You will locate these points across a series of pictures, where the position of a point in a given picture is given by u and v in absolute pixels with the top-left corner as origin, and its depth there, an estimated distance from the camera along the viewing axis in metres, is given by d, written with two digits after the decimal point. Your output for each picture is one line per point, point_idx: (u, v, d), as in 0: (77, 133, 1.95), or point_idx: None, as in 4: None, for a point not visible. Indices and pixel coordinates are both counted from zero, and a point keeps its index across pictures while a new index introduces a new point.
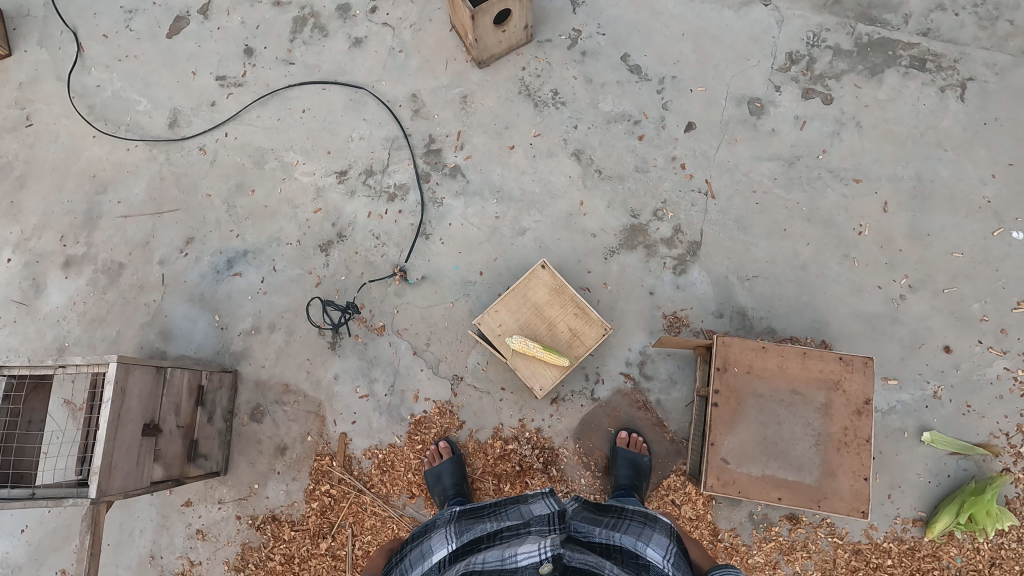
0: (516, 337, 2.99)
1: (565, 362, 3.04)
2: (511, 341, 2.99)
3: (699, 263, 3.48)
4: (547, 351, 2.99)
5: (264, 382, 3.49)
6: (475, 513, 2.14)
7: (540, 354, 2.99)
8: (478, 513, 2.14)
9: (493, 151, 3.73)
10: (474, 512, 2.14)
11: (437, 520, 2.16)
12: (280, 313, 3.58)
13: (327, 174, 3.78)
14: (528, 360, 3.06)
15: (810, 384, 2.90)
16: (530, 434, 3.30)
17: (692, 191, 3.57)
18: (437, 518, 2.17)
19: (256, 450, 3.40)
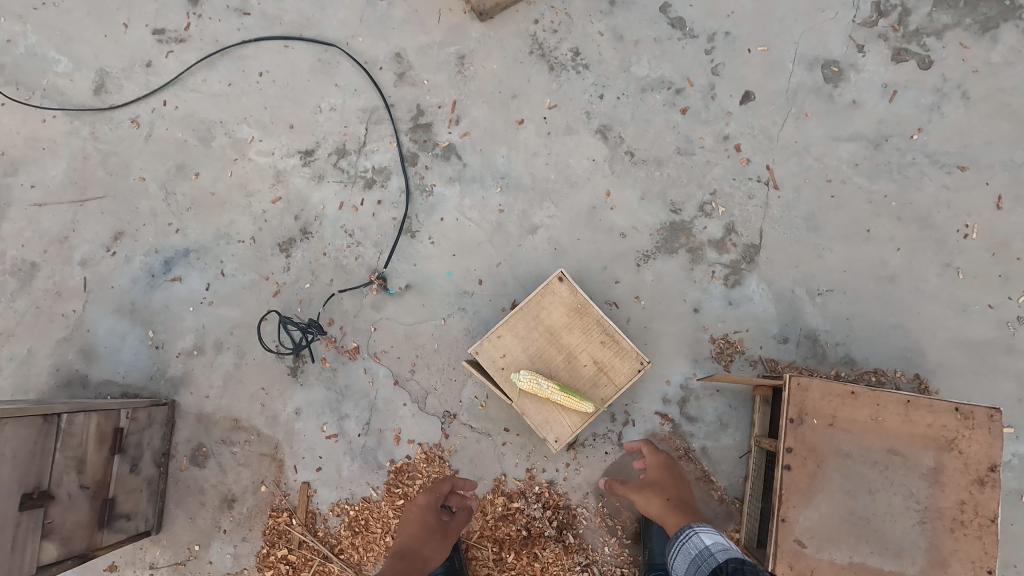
0: (524, 372, 2.29)
1: (588, 407, 2.32)
2: (518, 378, 2.29)
3: (757, 273, 2.73)
4: (564, 391, 2.28)
5: (208, 416, 2.80)
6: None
7: (556, 397, 2.28)
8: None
9: (496, 127, 2.96)
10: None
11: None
12: (228, 329, 2.86)
13: (289, 153, 3.03)
14: (540, 402, 2.36)
15: (914, 443, 2.19)
16: (540, 490, 2.61)
17: (749, 180, 2.81)
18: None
19: (197, 502, 2.73)
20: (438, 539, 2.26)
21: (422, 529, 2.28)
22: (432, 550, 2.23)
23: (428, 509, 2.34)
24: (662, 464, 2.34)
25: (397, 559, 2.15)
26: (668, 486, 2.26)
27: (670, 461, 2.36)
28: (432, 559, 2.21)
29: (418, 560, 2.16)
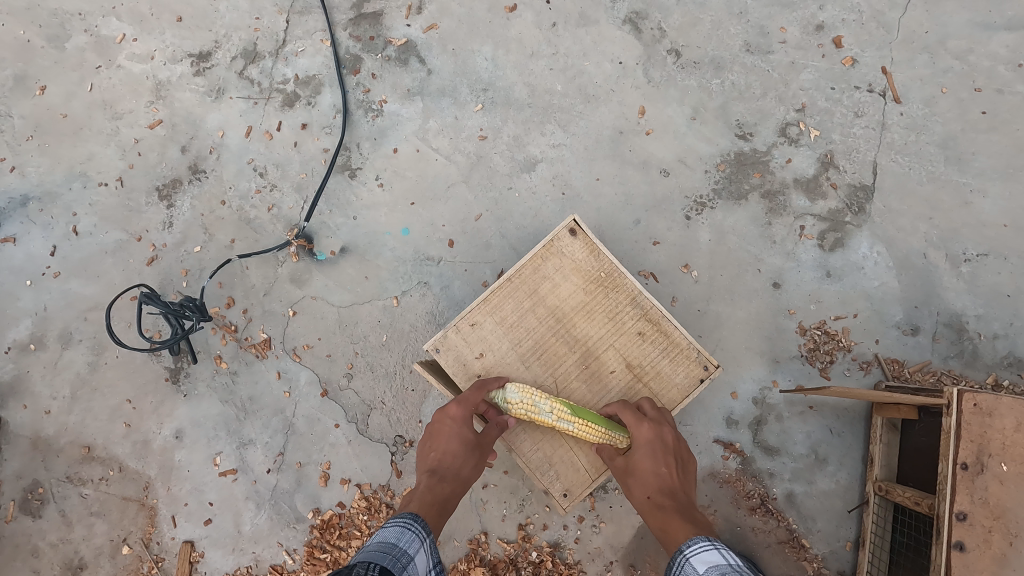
0: (511, 388, 1.37)
1: (618, 438, 1.39)
2: (503, 397, 1.38)
3: (869, 229, 1.80)
4: (577, 415, 1.35)
5: (48, 441, 1.89)
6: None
7: (572, 427, 1.35)
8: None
9: (477, 16, 2.00)
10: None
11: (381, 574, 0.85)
12: (82, 313, 1.95)
13: (176, 58, 2.08)
14: (539, 431, 1.45)
15: None
16: (539, 558, 1.71)
17: (856, 91, 1.87)
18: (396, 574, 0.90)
19: (29, 569, 1.83)
20: (480, 457, 1.37)
21: (457, 446, 1.36)
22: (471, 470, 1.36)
23: (466, 421, 1.37)
24: (649, 439, 1.30)
25: (430, 484, 1.28)
26: (659, 479, 1.25)
27: (657, 430, 1.31)
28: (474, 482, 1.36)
29: (458, 486, 1.31)
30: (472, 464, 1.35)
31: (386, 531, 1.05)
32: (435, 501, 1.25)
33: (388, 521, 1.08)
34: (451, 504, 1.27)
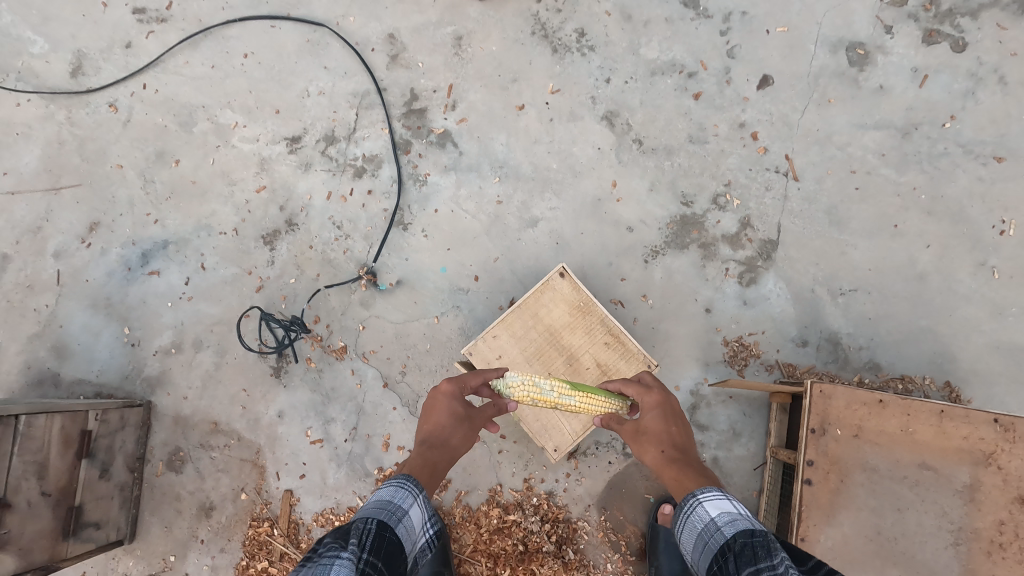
0: (512, 374, 1.86)
1: (614, 402, 1.92)
2: (505, 382, 1.86)
3: (775, 270, 2.53)
4: (575, 390, 1.86)
5: (186, 418, 2.62)
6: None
7: (574, 400, 1.86)
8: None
9: (495, 111, 2.76)
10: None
11: (377, 533, 1.15)
12: (208, 326, 2.69)
13: (275, 140, 2.85)
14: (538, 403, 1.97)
15: (947, 456, 2.00)
16: (539, 501, 2.42)
17: (766, 171, 2.61)
18: (391, 529, 1.20)
19: (173, 510, 2.56)
20: (468, 431, 1.68)
21: (448, 419, 1.65)
22: (459, 442, 1.65)
23: (455, 397, 1.70)
24: (658, 405, 1.65)
25: (423, 452, 1.55)
26: (666, 437, 1.56)
27: (665, 397, 1.67)
28: (460, 452, 1.63)
29: (446, 452, 1.59)
30: (460, 434, 1.64)
31: (383, 491, 1.34)
32: (426, 464, 1.53)
33: (384, 482, 1.36)
34: (441, 466, 1.55)
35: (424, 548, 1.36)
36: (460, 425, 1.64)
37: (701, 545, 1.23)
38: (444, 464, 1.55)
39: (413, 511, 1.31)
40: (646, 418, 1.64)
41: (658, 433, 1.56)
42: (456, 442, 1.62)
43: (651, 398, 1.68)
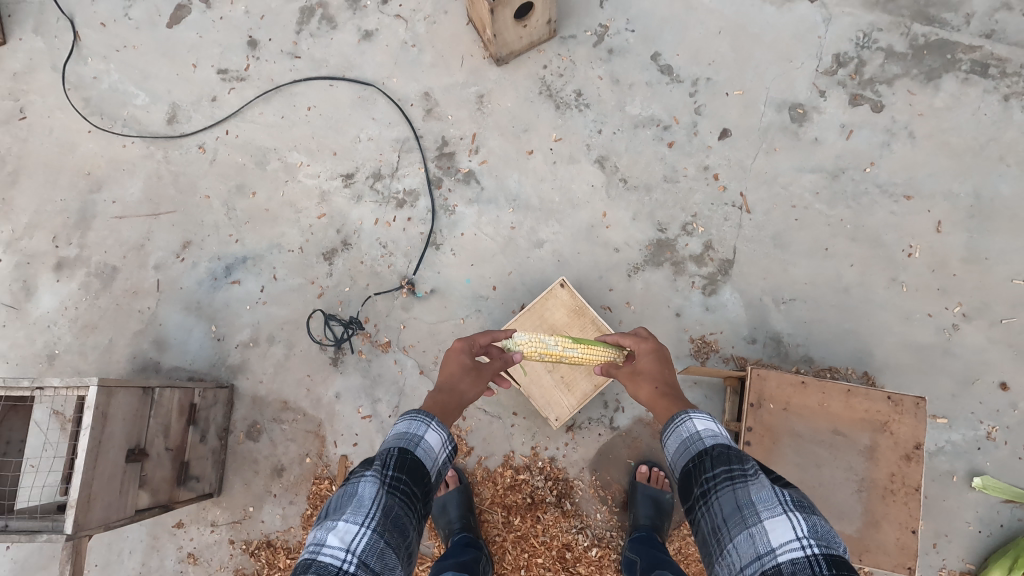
0: (521, 334, 2.39)
1: (611, 350, 2.52)
2: (514, 341, 2.39)
3: (731, 283, 3.20)
4: (576, 344, 2.44)
5: (262, 398, 3.29)
6: (401, 513, 1.43)
7: (575, 352, 2.44)
8: (407, 514, 1.45)
9: (510, 155, 3.46)
10: (422, 493, 1.52)
11: (398, 456, 1.53)
12: (279, 325, 3.36)
13: (332, 177, 3.54)
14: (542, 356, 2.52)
15: (853, 424, 2.64)
16: (543, 464, 3.07)
17: (725, 205, 3.28)
18: (410, 451, 1.57)
19: (251, 470, 3.21)
20: (475, 377, 2.07)
21: (457, 368, 2.07)
22: (468, 385, 2.05)
23: (463, 351, 2.12)
24: (652, 352, 2.14)
25: (438, 396, 1.99)
26: (656, 375, 2.07)
27: (657, 344, 2.15)
28: (468, 393, 2.03)
29: (455, 394, 2.00)
30: (467, 380, 2.04)
31: (401, 423, 1.67)
32: (439, 405, 1.96)
33: (402, 417, 1.68)
34: (451, 404, 1.97)
35: (455, 449, 1.74)
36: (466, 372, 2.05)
37: (682, 449, 1.62)
38: (452, 403, 1.97)
39: (431, 434, 1.64)
40: (644, 361, 2.14)
41: (652, 374, 2.07)
42: (465, 388, 2.04)
43: (641, 343, 2.16)
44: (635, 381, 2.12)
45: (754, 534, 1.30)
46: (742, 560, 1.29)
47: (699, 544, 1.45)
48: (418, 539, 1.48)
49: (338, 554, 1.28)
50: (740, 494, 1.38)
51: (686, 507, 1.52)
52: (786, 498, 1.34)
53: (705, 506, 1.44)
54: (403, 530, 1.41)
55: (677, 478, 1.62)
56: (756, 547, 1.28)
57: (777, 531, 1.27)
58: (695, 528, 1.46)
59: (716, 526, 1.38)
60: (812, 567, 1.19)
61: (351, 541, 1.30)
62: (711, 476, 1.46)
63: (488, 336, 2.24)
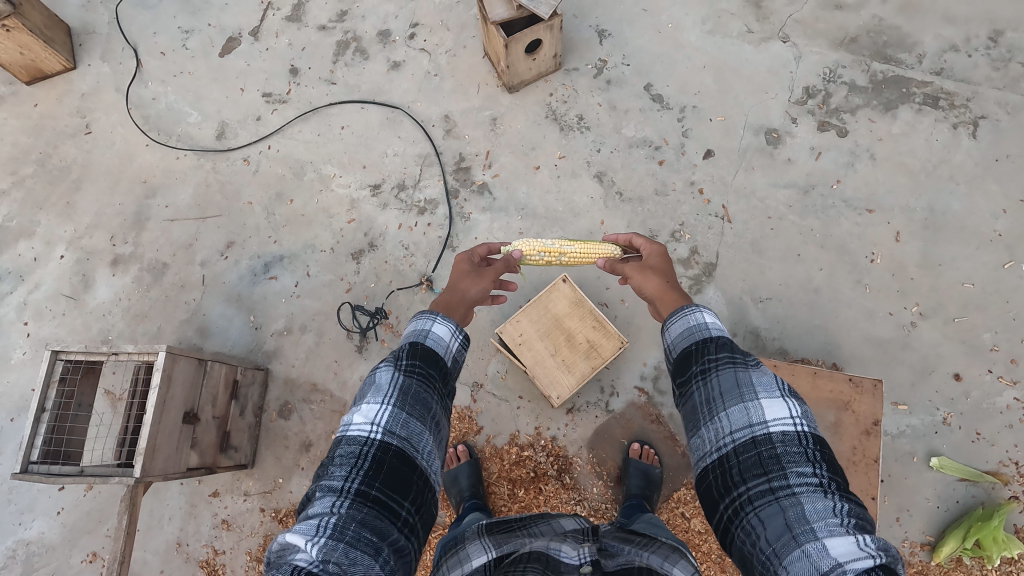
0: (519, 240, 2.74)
1: (608, 247, 2.84)
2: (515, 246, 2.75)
3: (714, 283, 3.59)
4: (574, 242, 2.79)
5: (293, 380, 3.67)
6: (420, 391, 1.60)
7: (574, 248, 2.78)
8: (426, 392, 1.61)
9: (519, 170, 3.91)
10: (439, 375, 1.68)
11: (409, 347, 1.68)
12: (311, 315, 3.77)
13: (362, 187, 3.99)
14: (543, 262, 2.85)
15: (820, 403, 3.00)
16: (545, 442, 3.41)
17: (710, 216, 3.71)
18: (420, 342, 1.71)
19: (282, 445, 3.56)
20: (478, 279, 2.25)
21: (462, 274, 2.26)
22: (473, 286, 2.20)
23: (466, 261, 2.34)
24: (658, 253, 2.39)
25: (445, 295, 2.13)
26: (662, 270, 2.30)
27: (661, 247, 2.42)
28: (474, 292, 2.17)
29: (461, 293, 2.15)
30: (472, 282, 2.21)
31: (415, 322, 1.82)
32: (447, 302, 2.09)
33: (417, 317, 1.83)
34: (456, 301, 2.11)
35: (466, 337, 1.87)
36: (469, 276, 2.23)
37: (686, 334, 1.77)
38: (456, 297, 2.12)
39: (438, 326, 1.77)
40: (648, 262, 2.37)
41: (655, 270, 2.27)
42: (468, 285, 2.19)
43: (647, 245, 2.45)
44: (638, 278, 2.30)
45: (749, 407, 1.48)
46: (732, 427, 1.48)
47: (686, 411, 1.64)
48: (442, 412, 1.66)
49: (365, 428, 1.48)
50: (741, 375, 1.55)
51: (682, 383, 1.70)
52: (783, 384, 1.52)
53: (703, 382, 1.61)
54: (423, 404, 1.58)
55: (674, 359, 1.78)
56: (749, 418, 1.46)
57: (773, 408, 1.46)
58: (687, 398, 1.65)
59: (712, 397, 1.56)
60: (798, 439, 1.40)
61: (375, 417, 1.50)
62: (713, 357, 1.62)
63: (485, 247, 2.54)
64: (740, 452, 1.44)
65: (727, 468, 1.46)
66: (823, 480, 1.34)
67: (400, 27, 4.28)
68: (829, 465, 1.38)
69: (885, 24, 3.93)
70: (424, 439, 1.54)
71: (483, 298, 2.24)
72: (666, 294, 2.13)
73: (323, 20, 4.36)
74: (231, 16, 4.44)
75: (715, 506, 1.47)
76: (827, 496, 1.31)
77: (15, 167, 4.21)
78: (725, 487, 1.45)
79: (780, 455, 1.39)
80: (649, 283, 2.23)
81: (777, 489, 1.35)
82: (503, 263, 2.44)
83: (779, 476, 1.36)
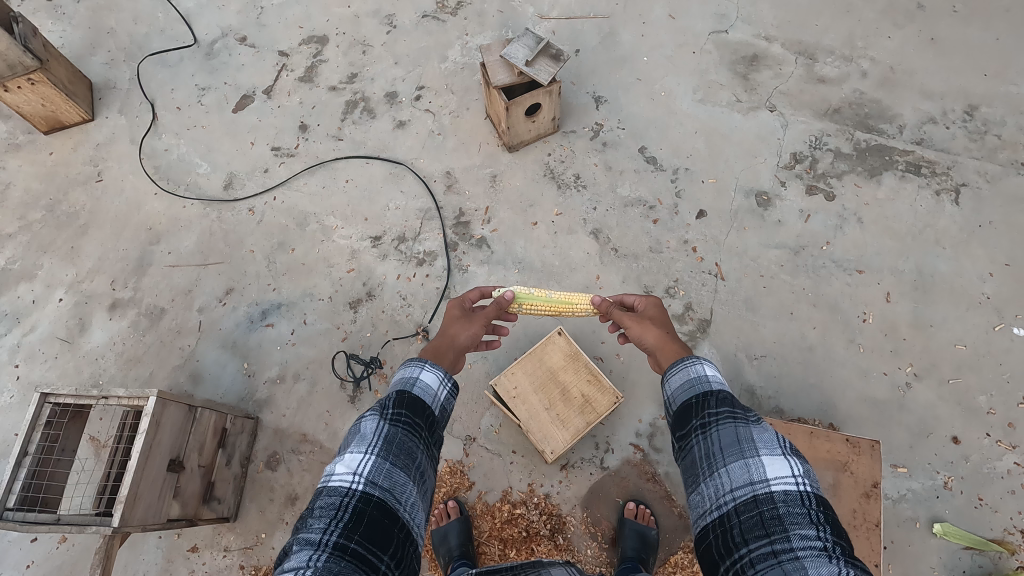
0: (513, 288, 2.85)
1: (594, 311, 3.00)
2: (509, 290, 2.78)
3: (709, 340, 3.61)
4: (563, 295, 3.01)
5: (283, 430, 3.61)
6: (404, 440, 1.60)
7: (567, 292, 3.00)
8: (411, 441, 1.61)
9: (517, 225, 4.01)
10: (424, 423, 1.68)
11: (395, 395, 1.69)
12: (305, 364, 3.75)
13: (362, 238, 4.07)
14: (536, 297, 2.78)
15: (818, 464, 2.95)
16: (538, 500, 3.31)
17: (703, 273, 3.78)
18: (408, 390, 1.72)
19: (267, 498, 3.46)
20: (467, 325, 2.27)
21: (453, 322, 2.29)
22: (464, 333, 2.22)
23: (457, 309, 2.37)
24: (653, 306, 2.44)
25: (435, 343, 2.15)
26: (661, 320, 2.34)
27: (656, 301, 2.49)
28: (464, 340, 2.20)
29: (451, 340, 2.18)
30: (462, 329, 2.23)
31: (402, 370, 1.82)
32: (437, 350, 2.11)
33: (405, 365, 1.83)
34: (446, 348, 2.13)
35: (454, 385, 1.88)
36: (459, 323, 2.26)
37: (686, 386, 1.79)
38: (445, 344, 2.14)
39: (426, 374, 1.79)
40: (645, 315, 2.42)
41: (652, 322, 2.30)
42: (458, 330, 2.22)
43: (642, 298, 2.52)
44: (636, 328, 2.31)
45: (750, 464, 1.48)
46: (732, 484, 1.47)
47: (686, 466, 1.64)
48: (427, 462, 1.65)
49: (347, 478, 1.46)
50: (742, 431, 1.56)
51: (682, 436, 1.71)
52: (785, 443, 1.52)
53: (703, 436, 1.62)
54: (408, 454, 1.58)
55: (673, 412, 1.80)
56: (750, 475, 1.46)
57: (774, 466, 1.45)
58: (686, 453, 1.65)
59: (712, 452, 1.57)
60: (801, 500, 1.38)
61: (357, 467, 1.49)
62: (714, 412, 1.64)
63: (478, 292, 2.59)
64: (741, 511, 1.42)
65: (727, 528, 1.43)
66: (827, 544, 1.28)
67: (407, 89, 4.51)
68: (834, 529, 1.33)
69: (865, 97, 4.16)
70: (407, 490, 1.52)
71: (473, 344, 2.26)
72: (667, 346, 2.16)
73: (334, 81, 4.59)
74: (246, 76, 4.68)
75: (715, 568, 1.42)
76: (833, 560, 1.24)
77: (24, 212, 4.29)
78: (727, 548, 1.40)
79: (782, 516, 1.35)
80: (649, 335, 2.25)
81: (780, 551, 1.29)
82: (496, 304, 2.48)
83: (782, 537, 1.32)
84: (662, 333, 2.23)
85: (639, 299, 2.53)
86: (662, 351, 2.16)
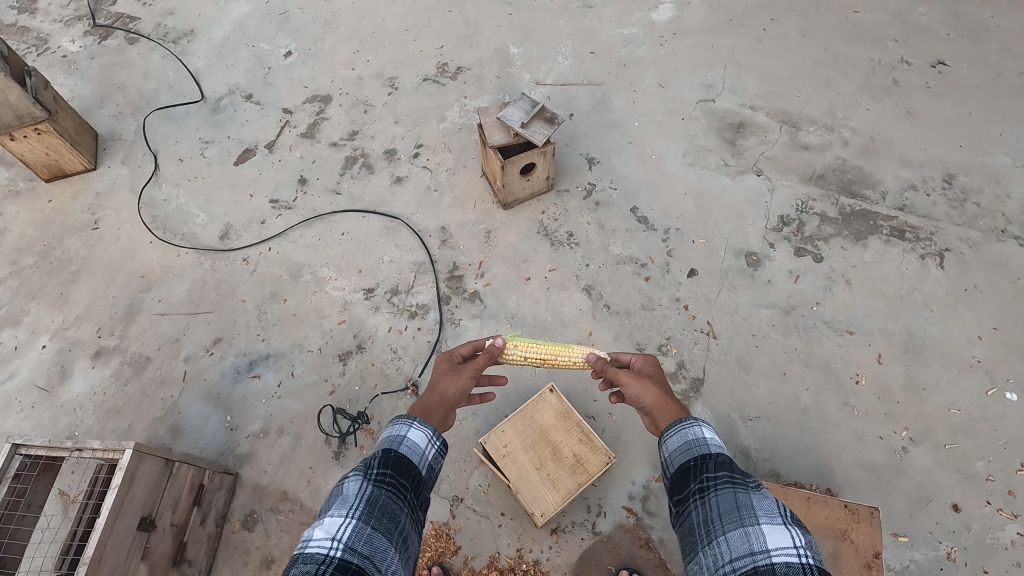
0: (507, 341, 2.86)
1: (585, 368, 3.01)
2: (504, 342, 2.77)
3: (701, 399, 3.56)
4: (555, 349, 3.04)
5: (263, 487, 3.47)
6: (388, 503, 1.54)
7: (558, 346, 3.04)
8: (396, 503, 1.56)
9: (510, 280, 4.03)
10: (410, 484, 1.63)
11: (381, 455, 1.65)
12: (290, 418, 3.66)
13: (355, 290, 4.07)
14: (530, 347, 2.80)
15: (817, 531, 2.85)
16: (527, 567, 3.15)
17: (695, 330, 3.78)
18: (394, 449, 1.68)
19: (241, 561, 3.28)
20: (456, 379, 2.22)
21: (442, 376, 2.25)
22: (453, 389, 2.18)
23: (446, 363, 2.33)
24: (651, 366, 2.43)
25: (425, 399, 2.11)
26: (658, 379, 2.33)
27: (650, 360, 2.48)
28: (454, 396, 2.16)
29: (441, 396, 2.14)
30: (452, 383, 2.19)
31: (389, 430, 1.78)
32: (426, 407, 2.08)
33: (393, 423, 1.79)
34: (436, 404, 2.10)
35: (442, 444, 1.84)
36: (448, 377, 2.22)
37: (685, 448, 1.76)
38: (435, 401, 2.10)
39: (415, 432, 1.75)
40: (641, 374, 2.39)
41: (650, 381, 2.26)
42: (448, 383, 2.19)
43: (638, 357, 2.50)
44: (633, 385, 2.26)
45: (750, 533, 1.42)
46: (732, 554, 1.41)
47: (683, 533, 1.58)
48: (411, 528, 1.58)
49: (325, 543, 1.38)
50: (741, 497, 1.52)
51: (680, 500, 1.66)
52: (787, 512, 1.46)
53: (702, 501, 1.58)
54: (391, 518, 1.51)
55: (672, 474, 1.76)
56: (750, 546, 1.39)
57: (775, 536, 1.38)
58: (684, 518, 1.59)
59: (711, 519, 1.52)
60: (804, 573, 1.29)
61: (337, 531, 1.41)
62: (712, 476, 1.60)
63: (470, 347, 2.58)
64: None
65: None
66: None
67: (406, 147, 4.64)
68: None
69: (848, 164, 4.32)
70: (388, 557, 1.44)
71: (462, 398, 2.21)
72: (665, 407, 2.12)
73: (335, 137, 4.73)
74: (250, 131, 4.82)
75: None
76: None
77: (15, 258, 4.29)
78: None
79: None
80: (648, 394, 2.20)
81: None
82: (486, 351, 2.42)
83: None
84: (660, 393, 2.19)
85: (635, 358, 2.51)
86: (660, 412, 2.12)
